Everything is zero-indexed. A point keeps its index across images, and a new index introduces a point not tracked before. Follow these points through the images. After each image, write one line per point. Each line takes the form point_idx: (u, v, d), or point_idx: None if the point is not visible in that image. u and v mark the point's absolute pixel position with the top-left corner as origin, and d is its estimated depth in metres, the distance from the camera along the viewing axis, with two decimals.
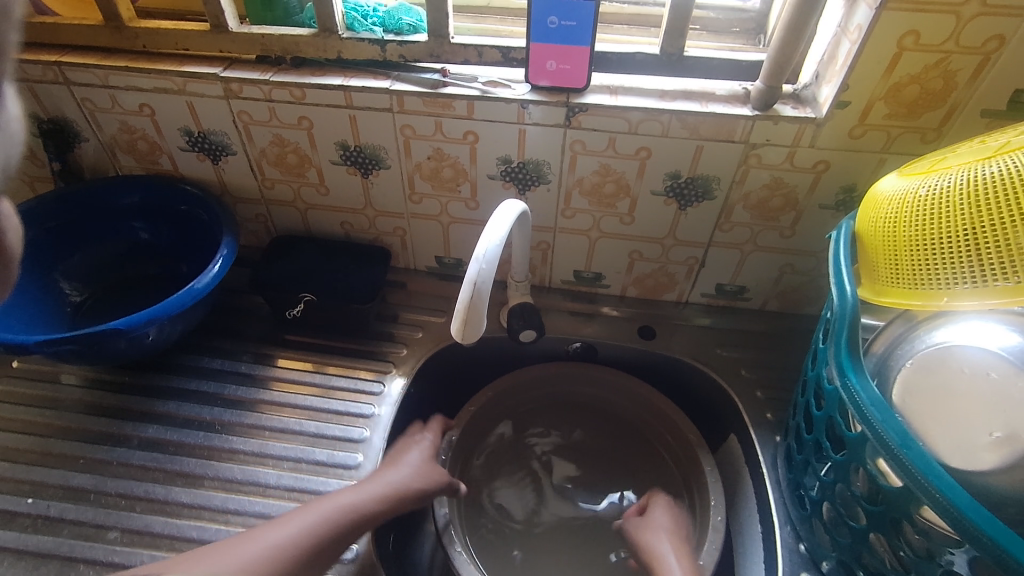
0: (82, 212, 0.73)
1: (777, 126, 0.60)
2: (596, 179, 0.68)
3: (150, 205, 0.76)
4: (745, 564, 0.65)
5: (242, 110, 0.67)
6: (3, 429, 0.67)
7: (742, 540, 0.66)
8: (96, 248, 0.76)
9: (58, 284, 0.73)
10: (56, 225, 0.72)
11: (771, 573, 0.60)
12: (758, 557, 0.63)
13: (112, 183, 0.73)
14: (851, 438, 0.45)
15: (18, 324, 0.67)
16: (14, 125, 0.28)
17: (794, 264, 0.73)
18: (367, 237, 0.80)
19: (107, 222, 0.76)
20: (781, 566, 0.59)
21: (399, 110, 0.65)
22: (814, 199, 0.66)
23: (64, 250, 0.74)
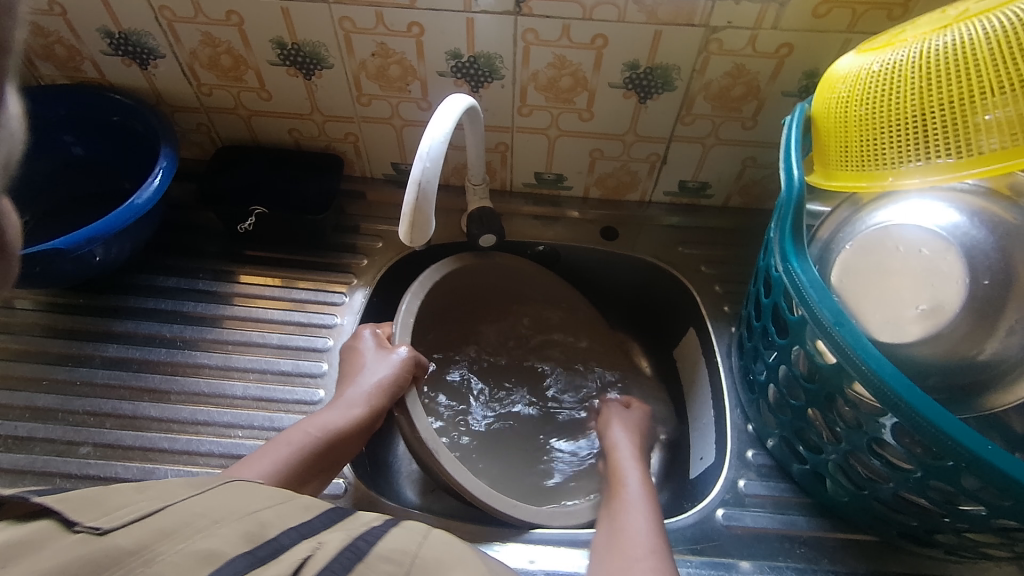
0: None
1: (739, 6, 0.57)
2: (552, 73, 0.65)
3: (78, 118, 0.71)
4: (697, 446, 0.69)
5: (163, 6, 0.61)
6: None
7: (696, 424, 0.70)
8: (29, 168, 0.72)
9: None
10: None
11: (720, 451, 0.64)
12: (709, 439, 0.67)
13: (32, 94, 0.68)
14: (792, 321, 0.46)
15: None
16: (14, 124, 0.22)
17: (757, 157, 0.72)
18: (318, 145, 0.76)
19: (34, 137, 0.71)
20: (729, 446, 0.63)
21: (336, 1, 0.60)
22: (777, 87, 0.64)
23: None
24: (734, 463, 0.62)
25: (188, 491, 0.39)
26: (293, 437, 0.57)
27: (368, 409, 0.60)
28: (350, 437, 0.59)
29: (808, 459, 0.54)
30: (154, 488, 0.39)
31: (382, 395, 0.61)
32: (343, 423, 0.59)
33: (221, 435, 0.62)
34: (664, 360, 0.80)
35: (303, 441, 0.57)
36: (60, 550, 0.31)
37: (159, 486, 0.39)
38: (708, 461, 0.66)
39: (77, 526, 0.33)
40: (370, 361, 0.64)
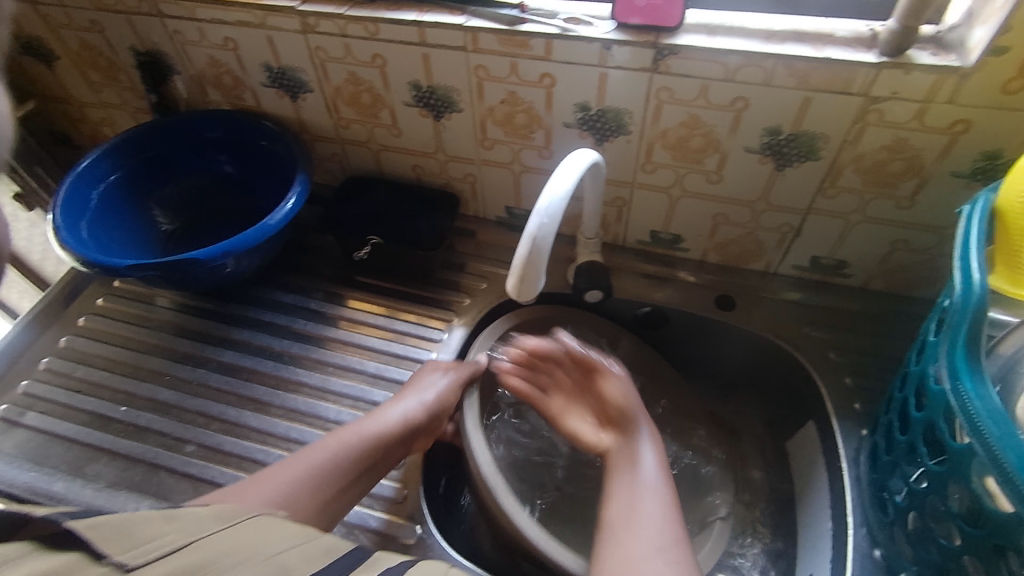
0: (174, 143, 0.77)
1: (909, 76, 0.51)
2: (683, 132, 0.61)
3: (233, 140, 0.78)
4: (806, 560, 0.60)
5: (318, 46, 0.66)
6: (103, 341, 0.73)
7: (807, 534, 0.61)
8: (186, 180, 0.80)
9: (151, 212, 0.78)
10: (151, 154, 0.76)
11: (836, 574, 0.55)
12: (823, 555, 0.58)
13: (200, 116, 0.75)
14: (956, 449, 0.39)
15: (116, 248, 0.72)
16: None
17: (909, 240, 0.64)
18: (437, 182, 0.78)
19: (196, 153, 0.79)
20: (849, 569, 0.55)
21: (474, 49, 0.61)
22: (945, 166, 0.56)
23: (157, 179, 0.78)
24: None
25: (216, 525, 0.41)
26: (328, 443, 0.57)
27: (403, 422, 0.60)
28: (382, 447, 0.58)
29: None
30: (181, 518, 0.41)
31: (423, 414, 0.61)
32: (377, 440, 0.58)
33: None
34: (773, 450, 0.72)
35: (337, 447, 0.57)
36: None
37: (187, 516, 0.41)
38: None
39: (105, 559, 0.34)
40: (419, 380, 0.63)
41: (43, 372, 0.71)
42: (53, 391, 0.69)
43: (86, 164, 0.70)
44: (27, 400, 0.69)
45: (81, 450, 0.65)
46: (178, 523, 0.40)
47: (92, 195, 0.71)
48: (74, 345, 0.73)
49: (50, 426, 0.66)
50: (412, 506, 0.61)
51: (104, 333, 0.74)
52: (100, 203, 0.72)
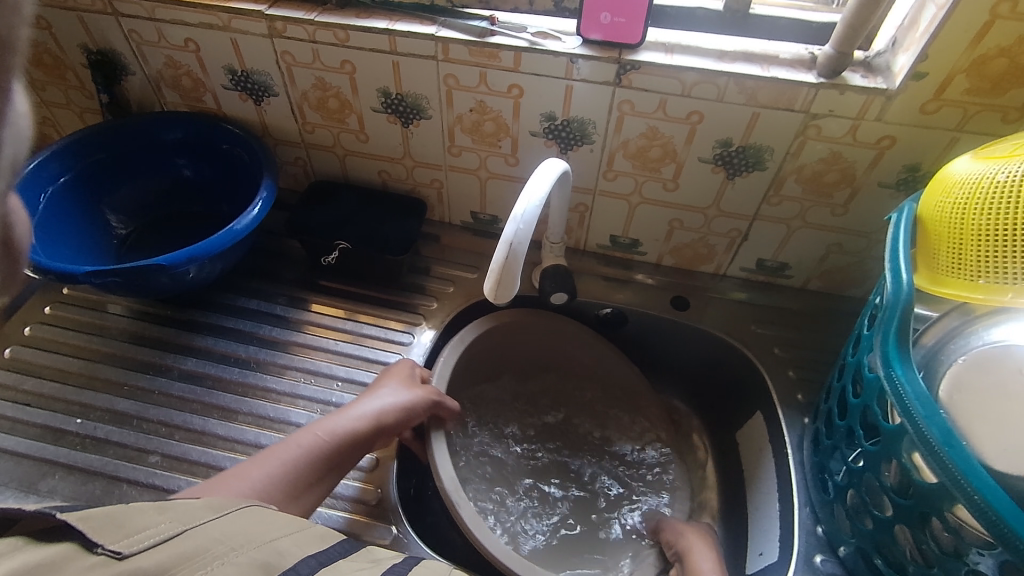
0: (128, 145, 0.75)
1: (843, 96, 0.56)
2: (642, 143, 0.65)
3: (192, 142, 0.76)
4: (757, 539, 0.65)
5: (285, 51, 0.66)
6: (52, 350, 0.70)
7: (758, 516, 0.66)
8: (141, 182, 0.78)
9: (103, 216, 0.75)
10: (104, 155, 0.73)
11: (785, 550, 0.60)
12: (773, 534, 0.63)
13: (157, 119, 0.74)
14: (888, 429, 0.44)
15: (68, 255, 0.69)
16: (24, 121, 0.26)
17: (843, 244, 0.70)
18: (403, 188, 0.79)
19: (152, 156, 0.77)
20: (796, 546, 0.59)
21: (444, 59, 0.63)
22: (874, 177, 0.62)
23: (110, 182, 0.75)
24: (801, 567, 0.58)
25: (208, 514, 0.41)
26: (306, 438, 0.56)
27: (377, 427, 0.60)
28: (356, 452, 0.58)
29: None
30: (174, 509, 0.41)
31: (397, 415, 0.61)
32: (352, 438, 0.58)
33: None
34: (725, 440, 0.77)
35: (313, 445, 0.56)
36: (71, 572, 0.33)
37: (180, 507, 0.41)
38: (771, 559, 0.61)
39: (99, 548, 0.35)
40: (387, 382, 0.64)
41: None
42: None
43: (33, 166, 0.67)
44: None
45: (33, 465, 0.61)
46: (169, 514, 0.40)
47: (40, 200, 0.68)
48: (20, 356, 0.69)
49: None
50: (388, 507, 0.62)
51: (52, 342, 0.70)
52: (49, 206, 0.69)
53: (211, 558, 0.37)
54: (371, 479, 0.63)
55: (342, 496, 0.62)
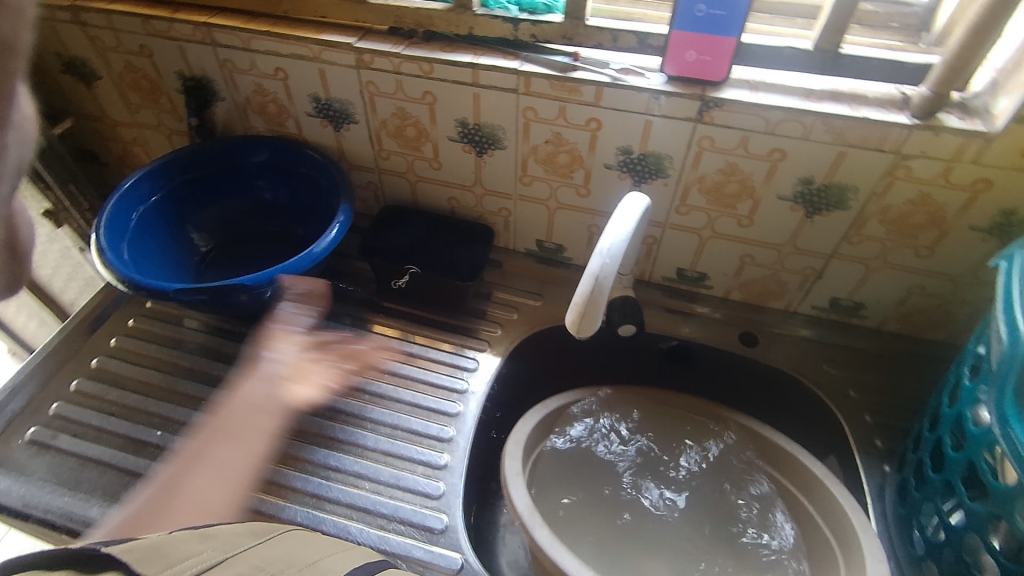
0: (214, 167, 0.78)
1: (938, 138, 0.55)
2: (720, 178, 0.65)
3: (275, 166, 0.79)
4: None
5: (370, 81, 0.69)
6: (135, 362, 0.72)
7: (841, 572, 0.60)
8: (221, 203, 0.81)
9: (185, 233, 0.79)
10: (191, 176, 0.77)
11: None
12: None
13: (244, 142, 0.77)
14: (1000, 489, 0.41)
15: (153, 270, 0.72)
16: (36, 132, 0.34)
17: (926, 287, 0.68)
18: (471, 215, 0.80)
19: (235, 178, 0.80)
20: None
21: (525, 92, 0.64)
22: (964, 220, 0.60)
23: (194, 202, 0.79)
24: None
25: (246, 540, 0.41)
26: (235, 437, 0.54)
27: (250, 409, 0.57)
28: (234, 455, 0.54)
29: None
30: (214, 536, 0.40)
31: (272, 417, 0.57)
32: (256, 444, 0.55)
33: (349, 484, 0.64)
34: None
35: (241, 441, 0.54)
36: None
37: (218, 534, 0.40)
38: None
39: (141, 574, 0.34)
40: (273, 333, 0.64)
41: (72, 393, 0.70)
42: (86, 412, 0.68)
43: (128, 185, 0.71)
44: (58, 421, 0.67)
45: (115, 475, 0.63)
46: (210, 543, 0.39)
47: (131, 218, 0.72)
48: (106, 366, 0.72)
49: (82, 448, 0.65)
50: (453, 536, 0.61)
51: (135, 354, 0.73)
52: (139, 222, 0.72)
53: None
54: (438, 506, 0.63)
55: (410, 522, 0.61)
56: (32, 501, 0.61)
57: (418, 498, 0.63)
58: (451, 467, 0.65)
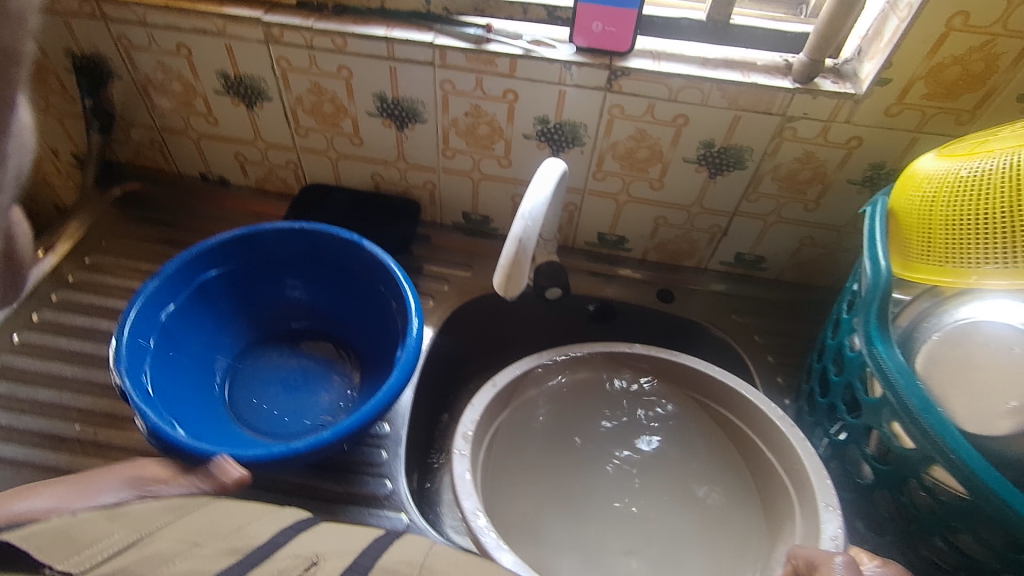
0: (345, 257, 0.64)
1: (816, 101, 0.61)
2: (631, 144, 0.69)
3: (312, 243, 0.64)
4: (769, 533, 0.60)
5: (281, 56, 0.67)
6: (45, 359, 0.67)
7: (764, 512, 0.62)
8: (243, 328, 0.67)
9: (212, 362, 0.63)
10: (224, 269, 0.63)
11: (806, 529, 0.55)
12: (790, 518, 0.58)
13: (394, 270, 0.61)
14: (870, 402, 0.48)
15: (182, 403, 0.57)
16: (25, 133, 0.36)
17: (815, 237, 0.76)
18: (396, 190, 0.81)
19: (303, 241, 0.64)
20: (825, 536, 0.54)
21: (441, 64, 0.65)
22: (843, 174, 0.68)
23: (222, 324, 0.65)
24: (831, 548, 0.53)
25: (165, 518, 0.40)
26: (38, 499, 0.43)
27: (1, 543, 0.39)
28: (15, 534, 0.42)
29: (868, 537, 0.56)
30: (128, 516, 0.40)
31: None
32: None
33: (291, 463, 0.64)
34: None
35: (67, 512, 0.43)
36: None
37: (132, 514, 0.40)
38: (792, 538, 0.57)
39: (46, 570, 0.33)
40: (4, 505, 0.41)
41: None
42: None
43: (157, 284, 0.57)
44: None
45: (34, 474, 0.59)
46: (122, 522, 0.39)
47: (155, 316, 0.57)
48: (11, 366, 0.66)
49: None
50: (397, 499, 0.63)
51: (44, 350, 0.68)
52: (162, 345, 0.57)
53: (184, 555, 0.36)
54: (382, 473, 0.64)
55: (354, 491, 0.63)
56: None
57: (361, 467, 0.64)
58: (392, 436, 0.67)
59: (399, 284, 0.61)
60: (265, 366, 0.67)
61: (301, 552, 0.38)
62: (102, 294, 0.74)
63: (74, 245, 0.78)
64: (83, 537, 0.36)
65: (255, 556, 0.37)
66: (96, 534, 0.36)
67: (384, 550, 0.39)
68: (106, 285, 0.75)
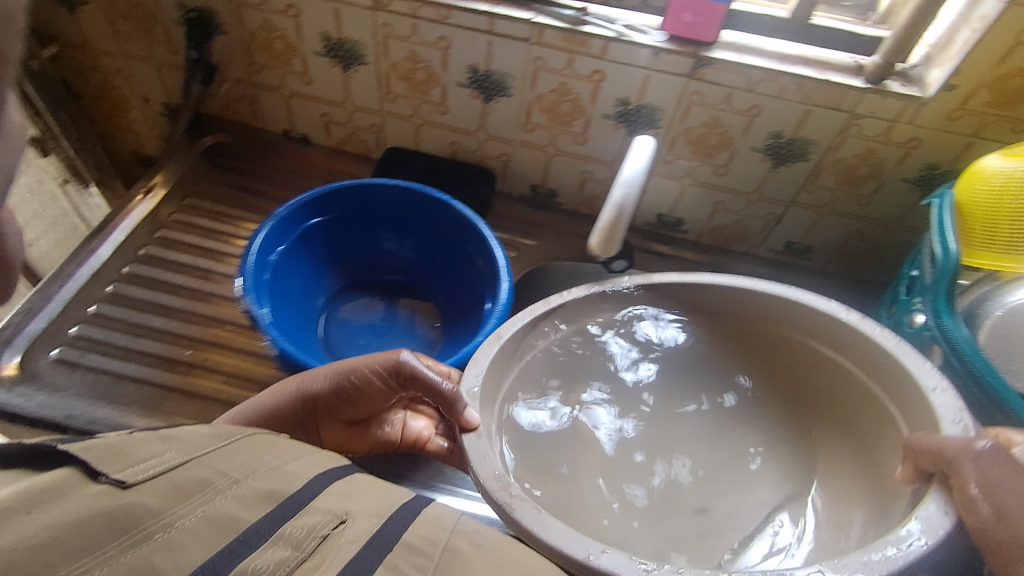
0: (438, 214, 0.69)
1: (884, 100, 0.66)
2: (704, 130, 0.74)
3: (408, 199, 0.69)
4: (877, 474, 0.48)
5: (385, 23, 0.72)
6: (153, 289, 0.71)
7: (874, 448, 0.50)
8: (340, 271, 0.73)
9: (313, 301, 0.70)
10: (331, 216, 0.69)
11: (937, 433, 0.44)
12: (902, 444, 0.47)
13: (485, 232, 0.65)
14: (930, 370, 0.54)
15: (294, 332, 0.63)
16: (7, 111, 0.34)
17: (862, 231, 0.81)
18: (472, 159, 0.86)
19: (399, 198, 0.69)
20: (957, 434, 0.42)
21: (536, 42, 0.70)
22: (899, 172, 0.73)
23: (321, 267, 0.71)
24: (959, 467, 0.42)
25: (214, 443, 0.43)
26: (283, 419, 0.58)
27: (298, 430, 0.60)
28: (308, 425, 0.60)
29: None
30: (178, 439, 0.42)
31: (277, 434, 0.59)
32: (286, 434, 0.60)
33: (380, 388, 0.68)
34: None
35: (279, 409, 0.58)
36: (89, 498, 0.34)
37: (184, 437, 0.43)
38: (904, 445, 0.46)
39: (103, 478, 0.36)
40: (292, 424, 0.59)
41: (91, 317, 0.67)
42: (113, 334, 0.66)
43: (271, 225, 0.63)
44: (83, 342, 0.65)
45: (152, 390, 0.63)
46: (175, 445, 0.41)
47: (267, 255, 0.63)
48: (122, 292, 0.70)
49: (113, 366, 0.64)
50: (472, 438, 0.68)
51: (150, 281, 0.72)
52: (273, 280, 0.63)
53: (221, 493, 0.39)
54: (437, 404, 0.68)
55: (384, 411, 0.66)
56: (75, 413, 0.59)
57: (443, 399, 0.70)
58: None
59: (488, 243, 0.66)
60: (355, 311, 0.72)
61: (333, 507, 0.42)
62: (198, 235, 0.78)
63: (169, 191, 0.83)
64: (136, 453, 0.38)
65: (291, 507, 0.40)
66: (147, 452, 0.39)
67: (410, 522, 0.42)
68: (200, 226, 0.79)
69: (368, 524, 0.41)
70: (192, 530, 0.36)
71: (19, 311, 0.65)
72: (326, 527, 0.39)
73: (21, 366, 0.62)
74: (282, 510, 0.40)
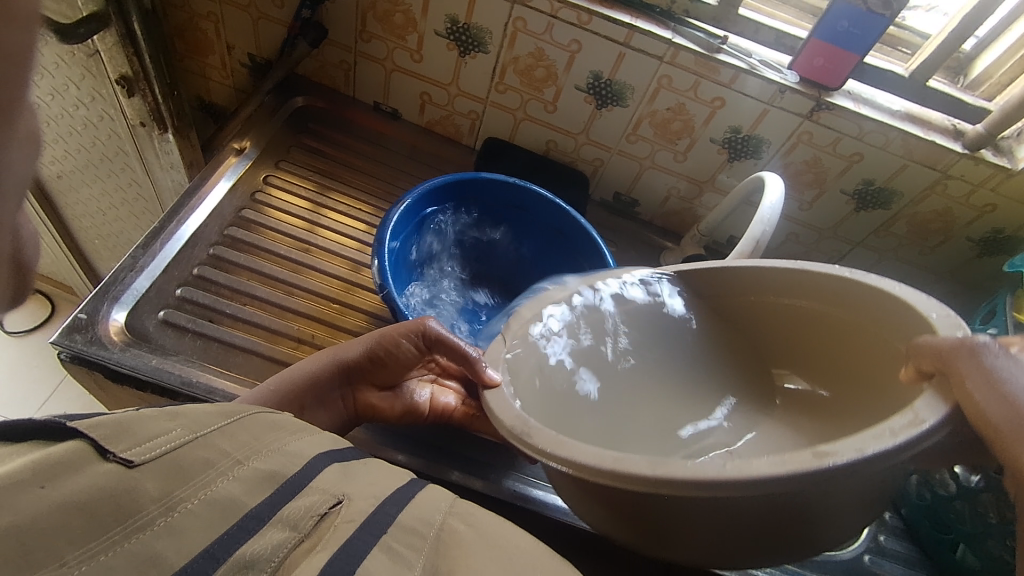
0: (554, 215, 0.71)
1: (977, 166, 0.72)
2: (802, 167, 0.78)
3: (529, 198, 0.71)
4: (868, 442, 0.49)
5: (520, 17, 0.71)
6: (257, 258, 0.70)
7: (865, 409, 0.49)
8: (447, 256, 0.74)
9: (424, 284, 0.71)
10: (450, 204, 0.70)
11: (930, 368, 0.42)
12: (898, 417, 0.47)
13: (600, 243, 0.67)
14: None
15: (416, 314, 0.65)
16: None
17: (916, 278, 0.88)
18: (564, 159, 0.87)
19: (519, 194, 0.71)
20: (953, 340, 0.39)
21: (668, 61, 0.71)
22: (966, 231, 0.79)
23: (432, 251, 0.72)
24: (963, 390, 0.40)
25: (220, 420, 0.42)
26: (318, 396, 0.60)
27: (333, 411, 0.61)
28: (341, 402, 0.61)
29: (923, 526, 0.71)
30: (186, 415, 0.41)
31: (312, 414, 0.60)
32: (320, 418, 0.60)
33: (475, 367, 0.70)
34: None
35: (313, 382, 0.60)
36: (94, 475, 0.34)
37: (190, 412, 0.41)
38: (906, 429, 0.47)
39: (110, 455, 0.35)
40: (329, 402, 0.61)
41: (195, 280, 0.66)
42: (219, 302, 0.65)
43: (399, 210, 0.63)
44: (190, 307, 0.64)
45: (261, 362, 0.63)
46: (180, 421, 0.40)
47: (391, 242, 0.63)
48: (224, 257, 0.68)
49: (224, 336, 0.63)
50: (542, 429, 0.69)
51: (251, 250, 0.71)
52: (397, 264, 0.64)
53: (223, 474, 0.38)
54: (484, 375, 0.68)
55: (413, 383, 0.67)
56: (190, 380, 0.59)
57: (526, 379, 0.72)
58: None
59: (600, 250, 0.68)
60: (450, 292, 0.72)
61: (329, 487, 0.41)
62: (294, 204, 0.77)
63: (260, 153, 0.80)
64: (142, 430, 0.37)
65: (291, 488, 0.39)
66: (154, 430, 0.38)
67: (404, 503, 0.42)
68: (296, 195, 0.78)
69: (364, 504, 0.40)
70: (194, 514, 0.35)
71: (126, 266, 0.63)
72: (326, 505, 0.39)
73: (126, 327, 0.60)
74: (283, 491, 0.39)
